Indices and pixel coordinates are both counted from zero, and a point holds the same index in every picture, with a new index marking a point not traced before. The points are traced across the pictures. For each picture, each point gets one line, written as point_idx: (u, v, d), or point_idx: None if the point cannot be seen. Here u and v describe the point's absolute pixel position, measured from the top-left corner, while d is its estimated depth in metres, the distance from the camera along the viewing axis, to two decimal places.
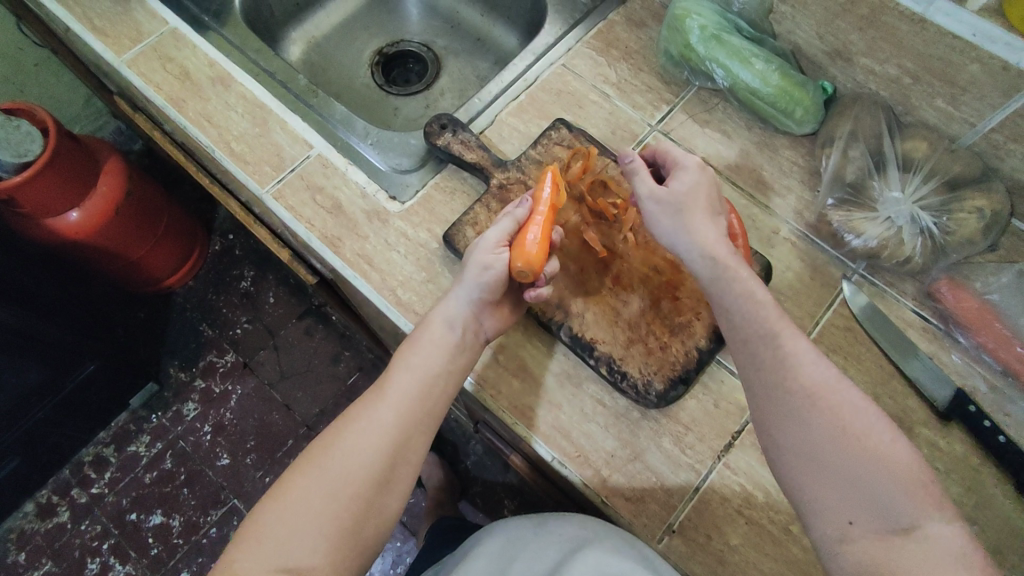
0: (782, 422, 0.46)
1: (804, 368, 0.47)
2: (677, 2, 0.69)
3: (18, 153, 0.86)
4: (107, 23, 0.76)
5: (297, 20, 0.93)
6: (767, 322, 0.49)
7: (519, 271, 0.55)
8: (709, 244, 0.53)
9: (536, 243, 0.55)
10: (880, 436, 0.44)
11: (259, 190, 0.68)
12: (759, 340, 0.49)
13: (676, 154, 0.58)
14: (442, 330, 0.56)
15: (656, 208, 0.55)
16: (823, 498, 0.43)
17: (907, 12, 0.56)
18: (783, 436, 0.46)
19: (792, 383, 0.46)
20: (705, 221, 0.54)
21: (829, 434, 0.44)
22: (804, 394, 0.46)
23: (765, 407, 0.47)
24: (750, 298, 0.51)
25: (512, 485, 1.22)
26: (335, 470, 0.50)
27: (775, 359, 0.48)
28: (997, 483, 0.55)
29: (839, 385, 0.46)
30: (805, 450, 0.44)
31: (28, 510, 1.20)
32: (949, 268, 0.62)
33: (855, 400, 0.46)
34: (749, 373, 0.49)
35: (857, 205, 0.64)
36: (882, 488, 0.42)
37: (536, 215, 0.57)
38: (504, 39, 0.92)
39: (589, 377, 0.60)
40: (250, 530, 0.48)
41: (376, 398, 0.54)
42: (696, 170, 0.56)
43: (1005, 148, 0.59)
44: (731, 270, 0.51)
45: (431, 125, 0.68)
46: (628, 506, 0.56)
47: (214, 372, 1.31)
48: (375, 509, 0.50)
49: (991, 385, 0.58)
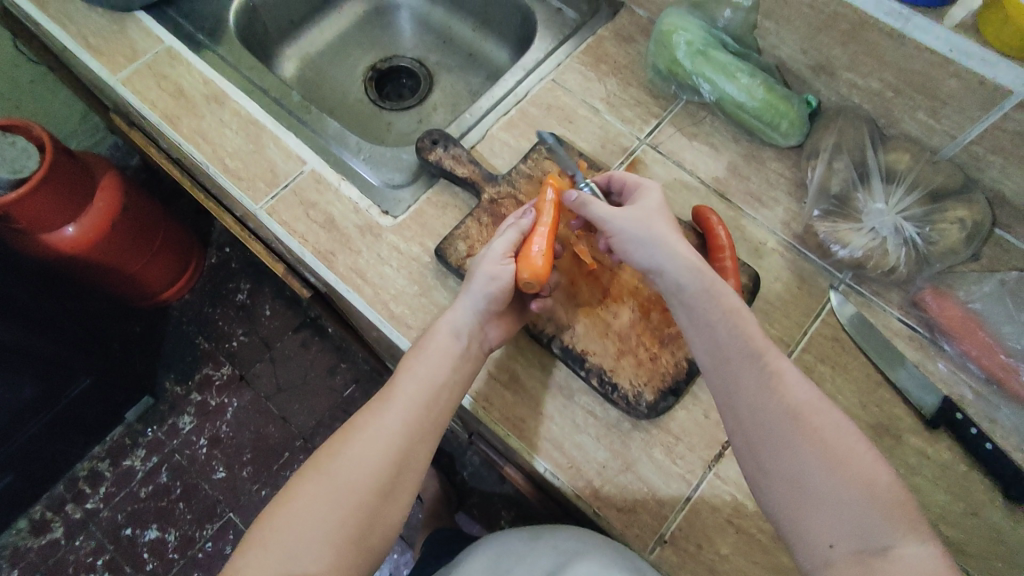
0: (767, 443, 0.46)
1: (788, 389, 0.47)
2: (663, 18, 0.71)
3: (14, 169, 0.87)
4: (103, 42, 0.77)
5: (291, 37, 0.94)
6: (750, 342, 0.49)
7: (525, 282, 0.56)
8: (688, 257, 0.52)
9: (542, 255, 0.56)
10: (860, 456, 0.45)
11: (252, 205, 0.68)
12: (743, 360, 0.49)
13: (631, 180, 0.60)
14: (447, 340, 0.56)
15: (627, 223, 0.54)
16: (804, 519, 0.44)
17: (887, 29, 0.57)
18: (768, 458, 0.46)
19: (776, 405, 0.47)
20: (679, 234, 0.54)
21: (812, 456, 0.45)
22: (788, 415, 0.46)
23: (750, 428, 0.47)
24: (731, 316, 0.50)
25: (508, 495, 1.22)
26: (341, 478, 0.50)
27: (758, 380, 0.48)
28: (984, 490, 0.56)
29: (821, 406, 0.47)
30: (789, 472, 0.45)
31: (21, 527, 1.20)
32: (933, 278, 0.63)
33: (836, 421, 0.47)
34: (731, 395, 0.49)
35: (843, 217, 0.65)
36: (861, 509, 0.43)
37: (541, 226, 0.58)
38: (495, 54, 0.93)
39: (580, 389, 0.60)
40: (257, 536, 0.49)
41: (383, 407, 0.54)
42: (656, 191, 0.57)
43: (985, 160, 0.60)
44: (714, 282, 0.51)
45: (423, 140, 0.69)
46: (620, 517, 0.56)
47: (210, 386, 1.31)
48: (380, 517, 0.50)
49: (977, 393, 0.59)
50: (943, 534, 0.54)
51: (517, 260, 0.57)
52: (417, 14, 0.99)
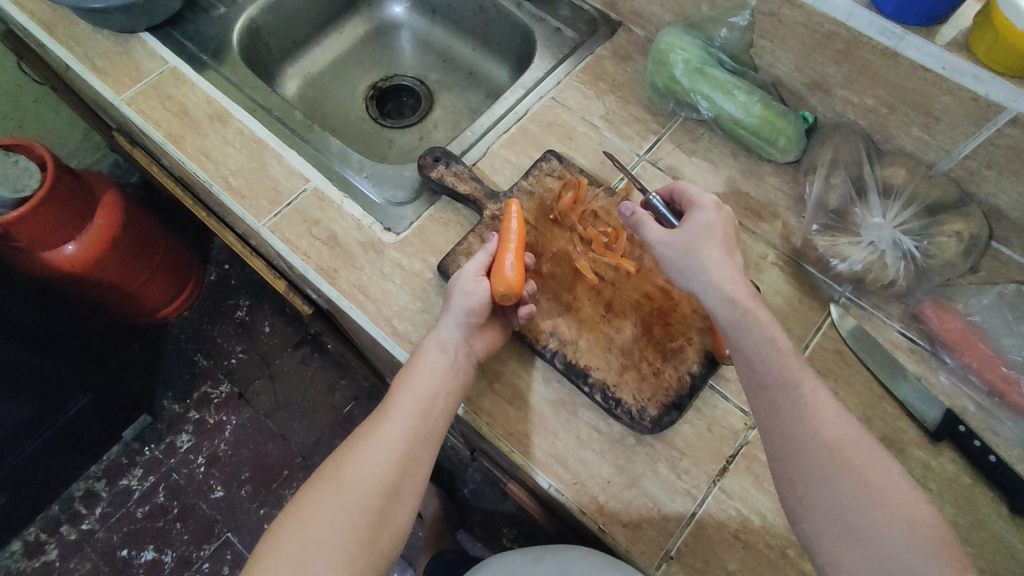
0: (804, 475, 0.46)
1: (826, 421, 0.47)
2: (661, 37, 0.72)
3: (16, 188, 0.87)
4: (107, 63, 0.78)
5: (293, 57, 0.96)
6: (789, 371, 0.49)
7: (499, 295, 0.57)
8: (730, 283, 0.52)
9: (514, 267, 0.58)
10: (902, 494, 0.44)
11: (256, 223, 0.69)
12: (779, 391, 0.49)
13: (694, 192, 0.59)
14: (435, 354, 0.57)
15: (674, 247, 0.55)
16: (843, 552, 0.44)
17: (880, 47, 0.59)
18: (804, 488, 0.46)
19: (812, 436, 0.47)
20: (722, 260, 0.54)
21: (850, 491, 0.45)
22: (826, 448, 0.46)
23: (786, 460, 0.48)
24: (771, 344, 0.50)
25: (510, 513, 1.21)
26: (347, 485, 0.51)
27: (794, 411, 0.48)
28: (991, 504, 0.56)
29: (861, 440, 0.47)
30: (827, 504, 0.45)
31: (15, 549, 1.18)
32: (932, 291, 0.64)
33: (876, 456, 0.46)
34: (768, 421, 0.49)
35: (841, 231, 0.66)
36: (903, 549, 0.42)
37: (508, 244, 0.59)
38: (495, 72, 0.95)
39: (584, 404, 0.60)
40: (264, 550, 0.49)
41: (381, 417, 0.55)
42: (712, 209, 0.56)
43: (980, 174, 0.61)
44: (749, 311, 0.51)
45: (424, 157, 0.70)
46: (625, 534, 0.56)
47: (208, 404, 1.31)
48: (387, 522, 0.51)
49: (980, 405, 0.59)
50: None
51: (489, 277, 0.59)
52: (417, 34, 1.01)
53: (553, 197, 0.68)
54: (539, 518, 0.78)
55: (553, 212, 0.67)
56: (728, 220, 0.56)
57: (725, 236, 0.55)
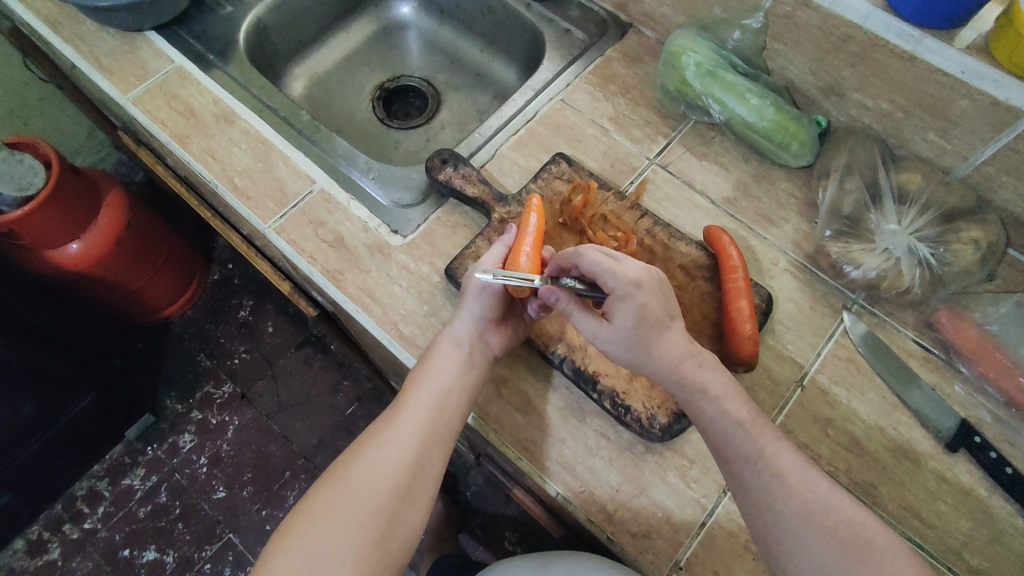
0: (786, 545, 0.46)
1: (796, 486, 0.48)
2: (673, 39, 0.71)
3: (20, 187, 0.86)
4: (113, 62, 0.77)
5: (300, 57, 0.95)
6: (752, 444, 0.49)
7: (514, 285, 0.56)
8: (676, 363, 0.51)
9: (530, 258, 0.57)
10: (881, 549, 0.45)
11: (261, 225, 0.68)
12: (746, 465, 0.49)
13: (607, 269, 0.51)
14: (450, 349, 0.57)
15: (611, 346, 0.52)
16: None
17: (897, 50, 0.58)
18: (786, 558, 0.46)
19: (782, 507, 0.47)
20: (665, 344, 0.51)
21: (831, 554, 0.45)
22: (798, 514, 0.47)
23: (765, 532, 0.48)
24: (726, 417, 0.50)
25: (513, 517, 1.20)
26: (360, 483, 0.51)
27: (762, 485, 0.48)
28: (1006, 515, 0.55)
29: (832, 498, 0.47)
30: (810, 573, 0.45)
31: (17, 547, 1.17)
32: (948, 298, 0.62)
33: (851, 513, 0.47)
34: (741, 497, 0.49)
35: (855, 237, 0.64)
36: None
37: (525, 239, 0.58)
38: (503, 73, 0.94)
39: (593, 411, 0.59)
40: (276, 546, 0.49)
41: (395, 414, 0.56)
42: (635, 291, 0.50)
43: (997, 180, 0.60)
44: (699, 389, 0.51)
45: (432, 159, 0.69)
46: (634, 543, 0.55)
47: (211, 404, 1.30)
48: (400, 520, 0.51)
49: (995, 415, 0.58)
50: (965, 560, 0.53)
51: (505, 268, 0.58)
52: (425, 34, 1.00)
53: (563, 201, 0.67)
54: (546, 526, 0.77)
55: (562, 215, 0.66)
56: (655, 295, 0.51)
57: (658, 314, 0.51)
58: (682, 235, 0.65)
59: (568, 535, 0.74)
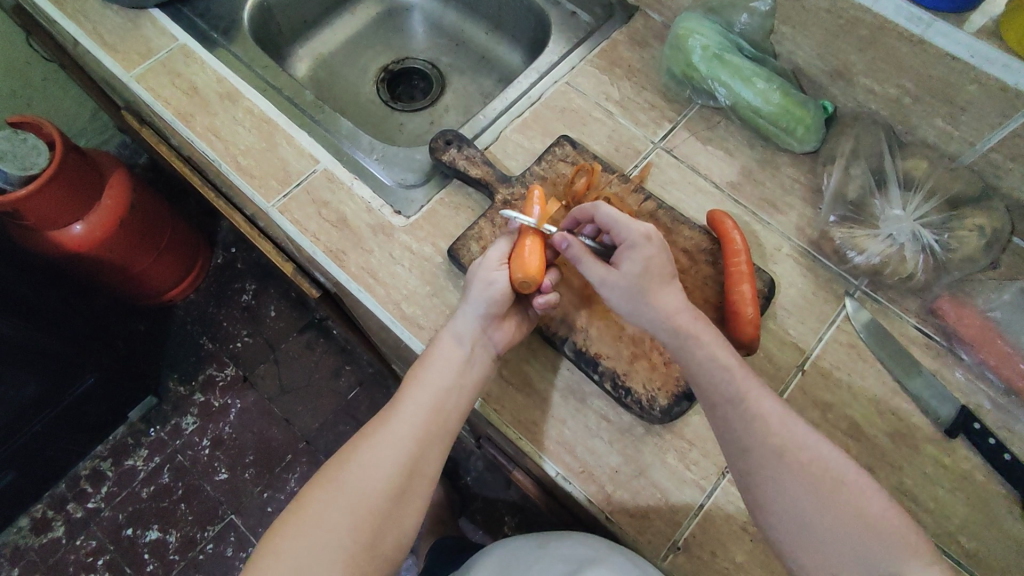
0: (763, 482, 0.47)
1: (775, 427, 0.48)
2: (679, 22, 0.70)
3: (24, 166, 0.86)
4: (117, 39, 0.77)
5: (304, 38, 0.95)
6: (734, 386, 0.50)
7: (519, 282, 0.56)
8: (670, 314, 0.52)
9: (536, 257, 0.56)
10: (852, 485, 0.46)
11: (264, 204, 0.68)
12: (729, 406, 0.50)
13: (620, 220, 0.54)
14: (451, 346, 0.56)
15: (613, 293, 0.53)
16: (810, 552, 0.45)
17: (907, 34, 0.57)
18: (764, 495, 0.47)
19: (761, 445, 0.48)
20: (665, 296, 0.52)
21: (804, 490, 0.46)
22: (776, 453, 0.48)
23: (744, 469, 0.49)
24: (714, 362, 0.51)
25: (513, 502, 1.20)
26: (352, 485, 0.51)
27: (744, 425, 0.49)
28: (1002, 501, 0.55)
29: (809, 440, 0.48)
30: (784, 507, 0.46)
31: (22, 525, 1.19)
32: (951, 286, 0.62)
33: (824, 452, 0.48)
34: (725, 438, 0.50)
35: (859, 223, 0.65)
36: (861, 538, 0.45)
37: (530, 231, 0.58)
38: (508, 57, 0.93)
39: (594, 393, 0.60)
40: (271, 544, 0.50)
41: (390, 414, 0.55)
42: (644, 242, 0.53)
43: (1004, 168, 0.60)
44: (693, 338, 0.51)
45: (436, 141, 0.69)
46: (633, 523, 0.55)
47: (213, 386, 1.31)
48: (392, 522, 0.51)
49: (995, 403, 0.58)
50: (960, 544, 0.53)
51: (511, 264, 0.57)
52: (430, 16, 0.99)
53: (567, 183, 0.67)
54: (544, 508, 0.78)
55: (566, 198, 0.66)
56: (662, 251, 0.53)
57: (662, 268, 0.53)
58: (685, 218, 0.65)
59: (567, 517, 0.74)
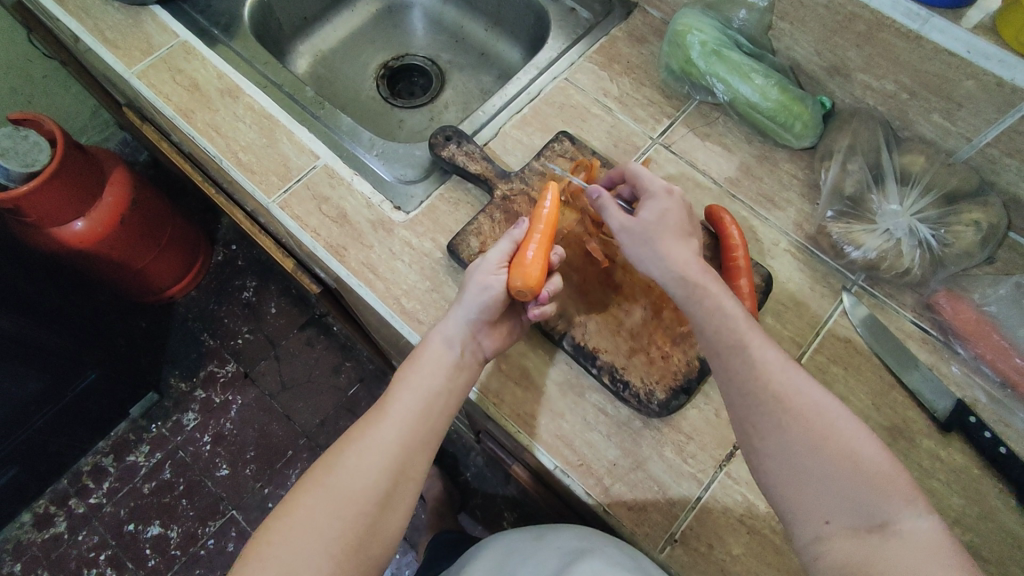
0: (758, 429, 0.47)
1: (774, 375, 0.48)
2: (678, 19, 0.71)
3: (26, 163, 0.87)
4: (118, 36, 0.77)
5: (304, 34, 0.95)
6: (737, 334, 0.50)
7: (517, 291, 0.55)
8: (680, 263, 0.53)
9: (538, 264, 0.55)
10: (848, 434, 0.45)
11: (265, 199, 0.68)
12: (729, 353, 0.50)
13: (646, 175, 0.58)
14: (441, 349, 0.56)
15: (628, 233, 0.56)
16: (799, 497, 0.44)
17: (903, 30, 0.57)
18: (758, 440, 0.47)
19: (760, 391, 0.47)
20: (676, 245, 0.54)
21: (798, 436, 0.45)
22: (774, 399, 0.47)
23: (742, 415, 0.48)
24: (721, 311, 0.51)
25: (512, 497, 1.21)
26: (340, 488, 0.49)
27: (744, 371, 0.48)
28: (998, 494, 0.55)
29: (810, 390, 0.47)
30: (777, 453, 0.45)
31: (24, 520, 1.19)
32: (947, 280, 0.63)
33: (823, 401, 0.46)
34: (724, 385, 0.50)
35: (856, 218, 0.64)
36: (852, 483, 0.43)
37: (533, 233, 0.57)
38: (507, 53, 0.94)
39: (593, 386, 0.60)
40: (253, 550, 0.47)
41: (378, 416, 0.53)
42: (665, 195, 0.57)
43: (1000, 162, 0.60)
44: (701, 286, 0.52)
45: (436, 137, 0.69)
46: (630, 516, 0.56)
47: (214, 382, 1.31)
48: (380, 526, 0.49)
49: (991, 396, 0.59)
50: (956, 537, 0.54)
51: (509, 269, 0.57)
52: (429, 13, 0.99)
53: (567, 179, 0.67)
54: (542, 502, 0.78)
55: (565, 194, 0.66)
56: (681, 206, 0.56)
57: (679, 222, 0.56)
58: None
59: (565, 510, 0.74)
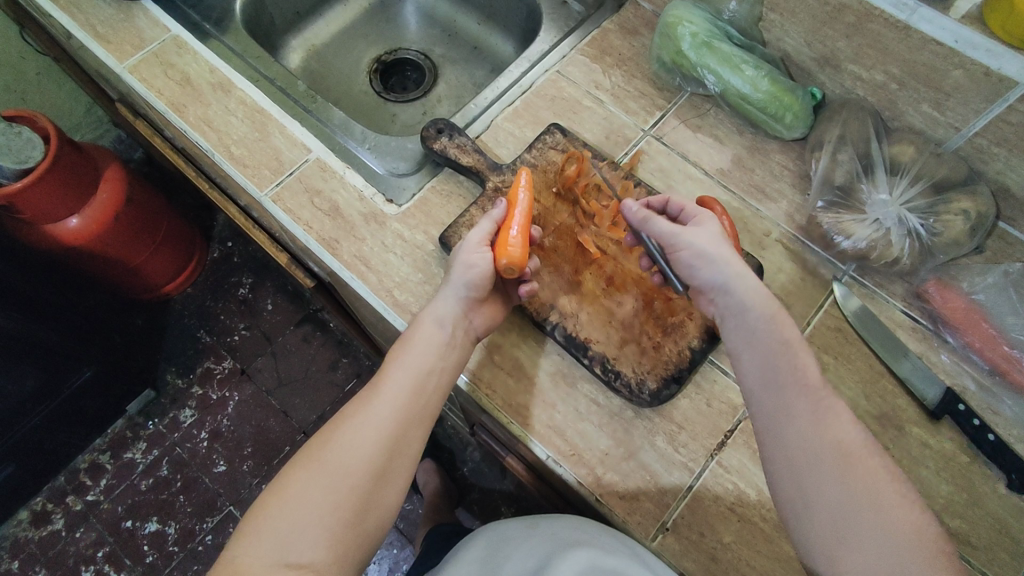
0: (808, 476, 0.46)
1: (833, 426, 0.47)
2: (669, 10, 0.71)
3: (19, 159, 0.87)
4: (110, 30, 0.77)
5: (297, 29, 0.95)
6: (806, 375, 0.50)
7: (503, 268, 0.57)
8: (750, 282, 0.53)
9: (519, 242, 0.57)
10: (897, 500, 0.44)
11: (258, 193, 0.68)
12: (797, 390, 0.49)
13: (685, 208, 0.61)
14: (432, 329, 0.56)
15: (686, 253, 0.55)
16: (840, 552, 0.43)
17: (892, 20, 0.57)
18: (810, 484, 0.45)
19: (819, 440, 0.46)
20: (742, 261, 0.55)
21: (848, 492, 0.44)
22: (831, 450, 0.46)
23: (794, 459, 0.47)
24: (788, 346, 0.51)
25: (509, 492, 1.21)
26: (335, 465, 0.49)
27: (807, 415, 0.48)
28: (986, 482, 0.56)
29: (865, 446, 0.47)
30: (826, 503, 0.45)
31: (22, 518, 1.20)
32: (936, 269, 0.63)
33: (875, 458, 0.46)
34: (786, 424, 0.48)
35: (846, 208, 0.65)
36: (897, 548, 0.42)
37: (514, 214, 0.59)
38: (500, 47, 0.94)
39: (584, 377, 0.60)
40: (249, 526, 0.47)
41: (371, 394, 0.53)
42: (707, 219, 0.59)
43: (989, 152, 0.60)
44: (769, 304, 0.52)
45: (427, 129, 0.69)
46: (622, 505, 0.56)
47: (211, 379, 1.31)
48: (375, 500, 0.49)
49: (980, 384, 0.59)
50: (944, 523, 0.54)
51: (492, 247, 0.58)
52: (423, 7, 0.99)
53: (558, 170, 0.67)
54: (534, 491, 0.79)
55: (557, 185, 0.67)
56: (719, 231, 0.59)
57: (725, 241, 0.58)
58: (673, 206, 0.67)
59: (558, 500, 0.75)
